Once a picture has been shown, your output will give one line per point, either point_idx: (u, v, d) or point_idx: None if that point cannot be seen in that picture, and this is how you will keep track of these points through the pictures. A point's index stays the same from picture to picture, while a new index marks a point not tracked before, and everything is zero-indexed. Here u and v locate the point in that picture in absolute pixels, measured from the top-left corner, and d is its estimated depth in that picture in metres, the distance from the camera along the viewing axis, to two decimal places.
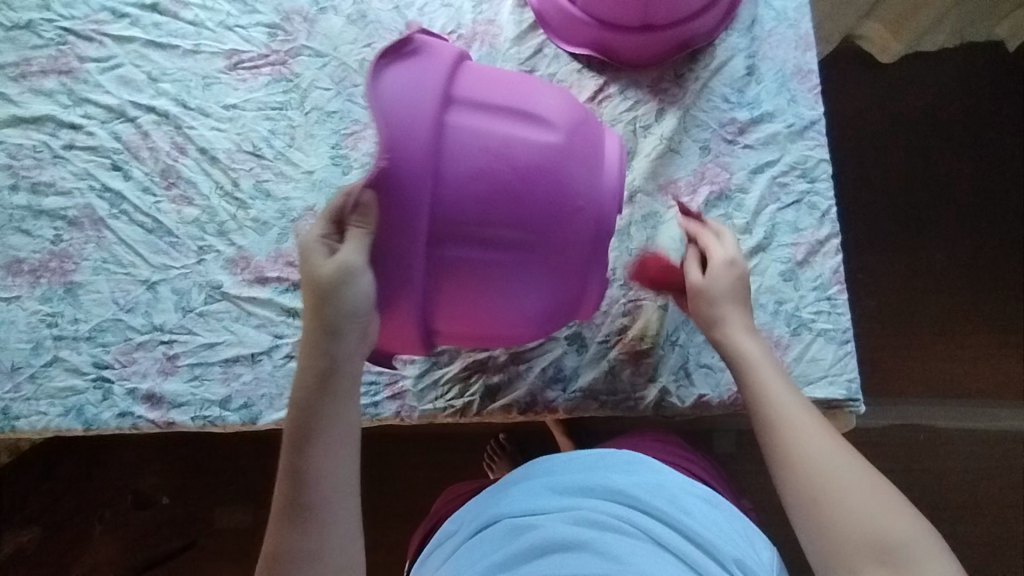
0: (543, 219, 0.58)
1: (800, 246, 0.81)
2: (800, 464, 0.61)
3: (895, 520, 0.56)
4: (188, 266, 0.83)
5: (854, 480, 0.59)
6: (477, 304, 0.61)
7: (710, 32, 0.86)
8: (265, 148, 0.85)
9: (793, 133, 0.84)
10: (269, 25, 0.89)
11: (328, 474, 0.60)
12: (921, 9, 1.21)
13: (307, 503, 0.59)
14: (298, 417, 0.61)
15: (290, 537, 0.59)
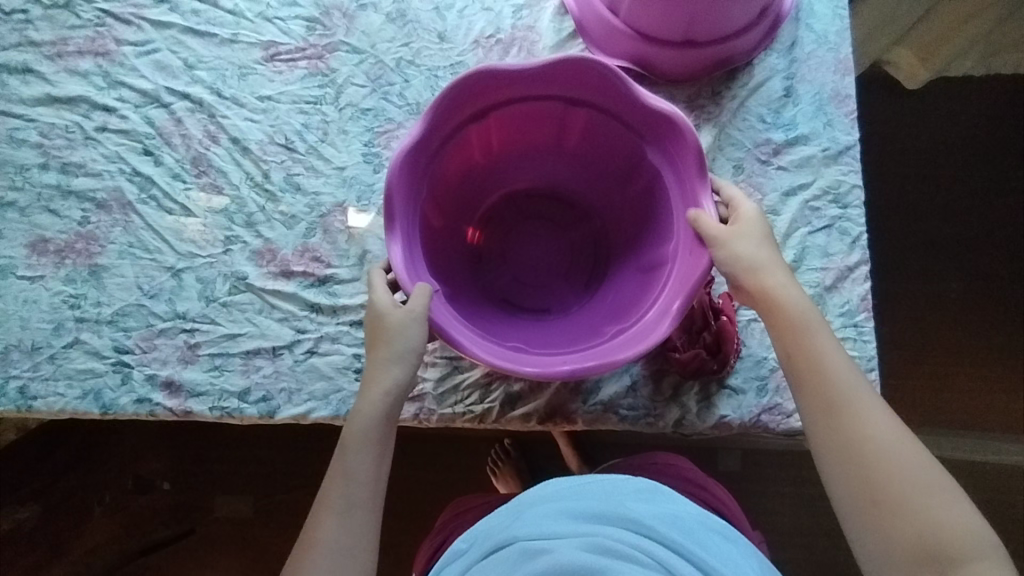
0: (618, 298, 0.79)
1: (829, 271, 0.80)
2: (860, 467, 0.61)
3: (954, 523, 0.59)
4: (214, 256, 0.82)
5: (919, 479, 0.60)
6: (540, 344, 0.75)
7: (749, 51, 0.85)
8: (297, 142, 0.85)
9: (828, 158, 0.83)
10: (308, 19, 0.88)
11: (358, 474, 0.66)
12: (950, 40, 1.22)
13: (344, 509, 0.66)
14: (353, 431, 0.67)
15: (327, 533, 0.65)
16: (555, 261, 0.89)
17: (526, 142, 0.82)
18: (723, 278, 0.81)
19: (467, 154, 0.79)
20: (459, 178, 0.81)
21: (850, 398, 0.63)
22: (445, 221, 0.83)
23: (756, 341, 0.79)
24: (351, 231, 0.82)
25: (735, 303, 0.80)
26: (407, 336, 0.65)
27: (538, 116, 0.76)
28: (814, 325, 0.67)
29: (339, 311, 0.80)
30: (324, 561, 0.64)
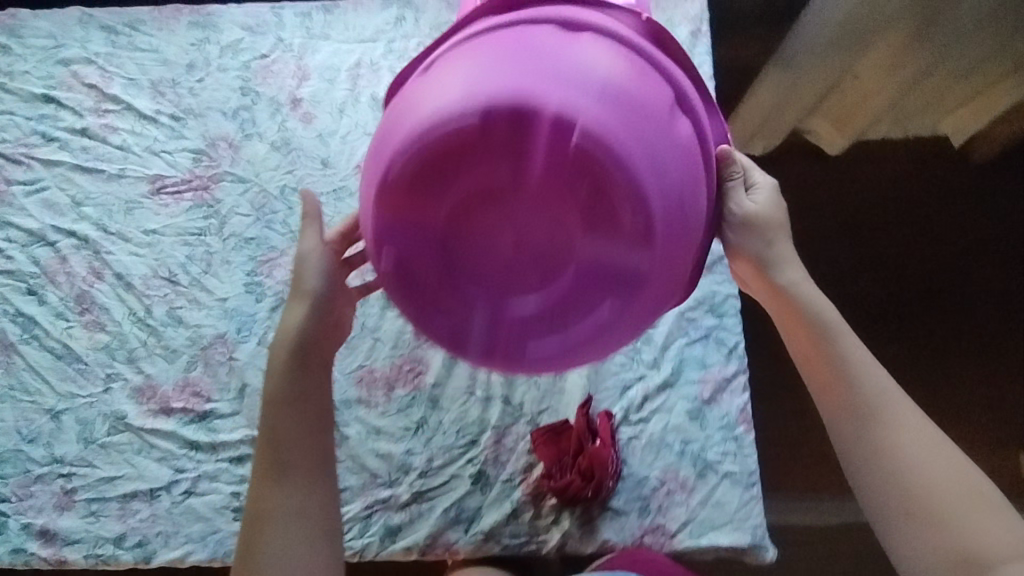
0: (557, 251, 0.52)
1: (707, 383, 0.81)
2: (896, 480, 0.56)
3: (998, 544, 0.53)
4: (94, 395, 0.82)
5: (953, 503, 0.54)
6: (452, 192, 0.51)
7: None
8: (180, 274, 0.86)
9: (701, 268, 0.84)
10: (194, 150, 0.91)
11: (285, 428, 0.61)
12: (861, 110, 1.27)
13: (272, 471, 0.60)
14: (271, 386, 0.62)
15: (261, 492, 0.60)
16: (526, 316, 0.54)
17: (594, 197, 0.49)
18: (603, 395, 0.81)
19: (515, 91, 0.47)
20: (480, 173, 0.50)
21: (883, 395, 0.59)
22: (394, 289, 0.54)
23: (637, 459, 0.78)
24: (232, 363, 0.82)
25: (614, 421, 0.80)
26: (309, 285, 0.64)
27: (649, 140, 0.50)
28: (837, 329, 0.62)
29: (218, 447, 0.80)
30: (269, 534, 0.59)
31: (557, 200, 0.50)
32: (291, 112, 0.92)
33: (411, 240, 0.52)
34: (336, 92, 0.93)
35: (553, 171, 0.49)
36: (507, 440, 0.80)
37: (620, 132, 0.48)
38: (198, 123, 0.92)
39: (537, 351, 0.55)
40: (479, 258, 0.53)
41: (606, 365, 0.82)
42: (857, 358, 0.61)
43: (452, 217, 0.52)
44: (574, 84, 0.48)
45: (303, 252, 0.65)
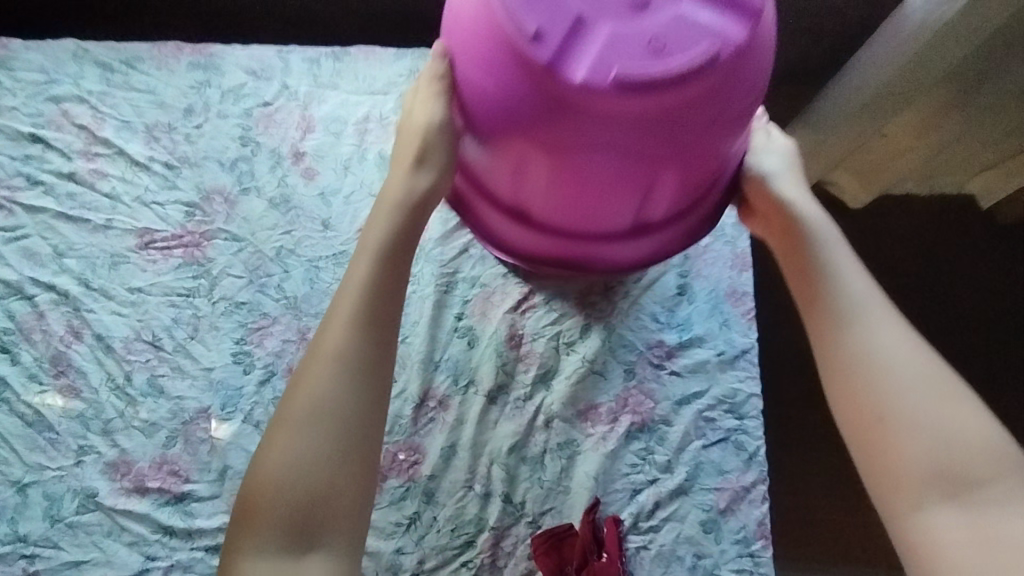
0: (613, 172, 0.57)
1: (723, 492, 0.75)
2: (880, 409, 0.58)
3: (989, 464, 0.55)
4: (64, 468, 0.76)
5: (945, 412, 0.56)
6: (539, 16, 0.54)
7: None
8: (164, 339, 0.80)
9: (723, 362, 0.79)
10: (188, 203, 0.85)
11: (332, 381, 0.58)
12: (886, 168, 1.18)
13: (320, 414, 0.57)
14: (345, 311, 0.60)
15: (298, 425, 0.57)
16: (579, 192, 0.60)
17: (684, 129, 0.55)
18: (611, 498, 0.75)
19: (643, 27, 0.54)
20: (598, 57, 0.53)
21: (870, 310, 0.61)
22: (471, 43, 0.57)
23: (646, 572, 0.73)
24: (213, 442, 0.77)
25: (622, 528, 0.74)
26: (425, 172, 0.64)
27: (748, 87, 0.57)
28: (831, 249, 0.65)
29: (194, 534, 0.74)
30: (319, 436, 0.57)
31: (648, 133, 0.55)
32: (292, 166, 0.86)
33: (523, 90, 0.55)
34: (342, 147, 0.87)
35: (666, 100, 0.53)
36: (506, 542, 0.74)
37: (732, 68, 0.54)
38: (194, 173, 0.86)
39: (549, 219, 0.65)
40: (573, 144, 0.55)
41: (616, 465, 0.76)
42: (847, 287, 0.62)
43: (572, 98, 0.53)
44: (696, 22, 0.54)
45: (422, 127, 0.63)
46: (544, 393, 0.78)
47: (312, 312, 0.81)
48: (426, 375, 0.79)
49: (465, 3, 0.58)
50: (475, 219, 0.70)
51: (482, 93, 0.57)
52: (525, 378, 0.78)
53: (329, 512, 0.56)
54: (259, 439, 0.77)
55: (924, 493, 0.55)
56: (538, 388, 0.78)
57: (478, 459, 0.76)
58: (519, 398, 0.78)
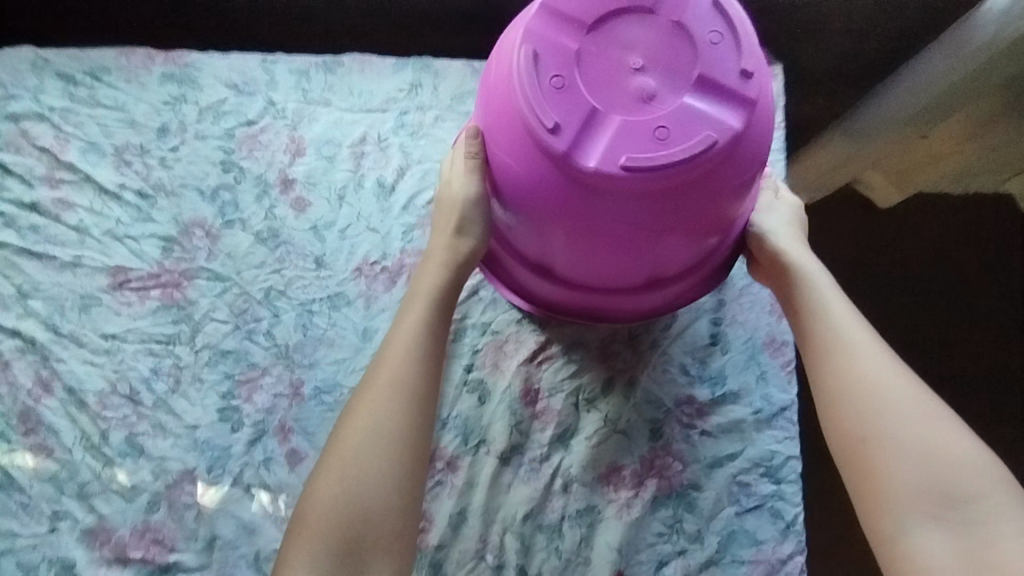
0: (621, 238, 0.59)
1: (758, 564, 0.69)
2: (863, 428, 0.57)
3: (969, 473, 0.53)
4: (38, 537, 0.69)
5: (920, 428, 0.55)
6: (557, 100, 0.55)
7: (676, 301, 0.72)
8: (143, 392, 0.73)
9: (759, 421, 0.72)
10: (165, 238, 0.77)
11: (392, 423, 0.56)
12: (929, 168, 1.00)
13: (375, 460, 0.55)
14: (401, 359, 0.59)
15: (353, 473, 0.54)
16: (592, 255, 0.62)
17: (688, 205, 0.57)
18: (635, 570, 0.69)
19: (651, 115, 0.55)
20: (608, 145, 0.55)
21: (851, 330, 0.61)
22: (496, 127, 0.59)
23: None
24: (200, 508, 0.70)
25: None
26: (467, 241, 0.65)
27: (745, 166, 0.58)
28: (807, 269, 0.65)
29: None
30: (373, 452, 0.55)
31: (652, 210, 0.56)
32: (281, 195, 0.78)
33: (543, 174, 0.57)
34: (336, 173, 0.78)
35: (669, 181, 0.54)
36: None
37: (730, 150, 0.55)
38: (170, 203, 0.78)
39: (572, 275, 0.67)
40: (585, 221, 0.58)
41: (641, 534, 0.70)
42: (830, 310, 0.62)
43: (583, 178, 0.55)
44: (699, 112, 0.55)
45: (461, 201, 0.64)
46: (562, 453, 0.71)
47: (306, 362, 0.73)
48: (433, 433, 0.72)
49: (490, 88, 0.60)
50: (505, 269, 0.72)
51: (505, 172, 0.60)
52: (542, 437, 0.72)
53: (375, 534, 0.53)
54: (249, 504, 0.70)
55: (912, 513, 0.53)
56: (556, 448, 0.71)
57: (490, 526, 0.70)
58: (535, 459, 0.71)
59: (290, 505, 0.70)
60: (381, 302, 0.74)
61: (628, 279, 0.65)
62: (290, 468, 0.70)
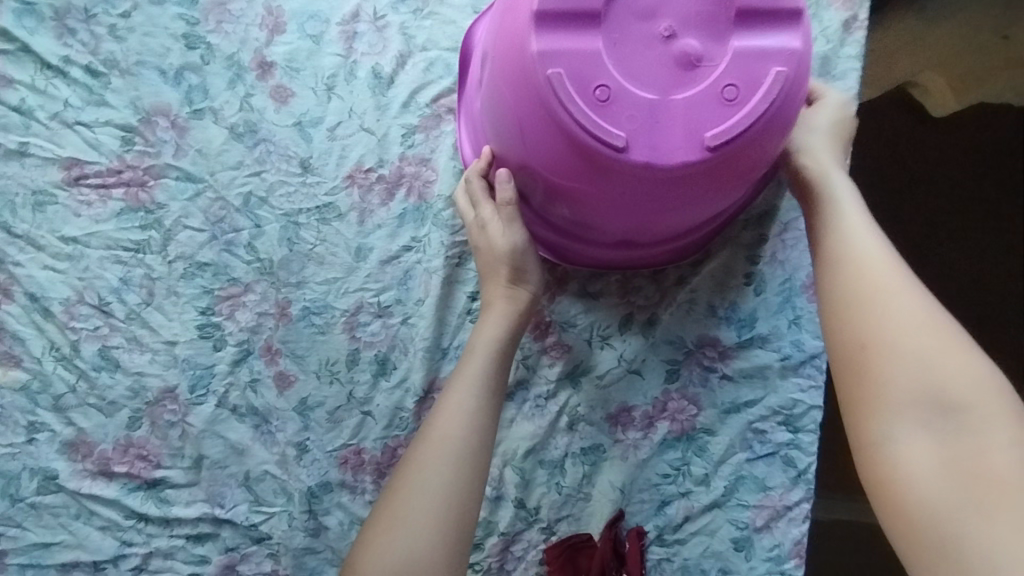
0: (717, 202, 0.51)
1: (762, 510, 0.67)
2: (857, 333, 0.49)
3: (970, 387, 0.44)
4: (16, 446, 0.66)
5: (929, 332, 0.46)
6: (603, 111, 0.45)
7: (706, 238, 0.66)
8: (113, 303, 0.66)
9: (786, 368, 0.67)
10: (123, 126, 0.65)
11: (427, 491, 0.50)
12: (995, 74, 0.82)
13: (426, 534, 0.49)
14: (450, 424, 0.52)
15: (388, 545, 0.49)
16: (677, 224, 0.53)
17: (775, 150, 0.49)
18: (636, 509, 0.67)
19: (707, 78, 0.45)
20: (683, 131, 0.45)
21: (857, 240, 0.53)
22: (543, 161, 0.48)
23: None
24: (185, 426, 0.66)
25: (646, 539, 0.67)
26: (527, 289, 0.58)
27: (807, 88, 0.49)
28: (825, 165, 0.57)
29: (173, 522, 0.66)
30: (440, 503, 0.50)
31: (737, 176, 0.48)
32: (258, 81, 0.65)
33: (625, 189, 0.47)
34: (323, 57, 0.66)
35: (762, 133, 0.45)
36: (516, 547, 0.67)
37: (801, 79, 0.46)
38: (127, 84, 0.66)
39: (644, 243, 0.59)
40: (682, 203, 0.49)
41: (646, 474, 0.67)
42: (846, 228, 0.54)
43: (676, 174, 0.45)
44: (761, 48, 0.45)
45: (509, 249, 0.57)
46: (570, 391, 0.67)
47: (293, 281, 0.66)
48: (431, 365, 0.65)
49: (519, 124, 0.48)
50: None
51: (570, 196, 0.50)
52: (549, 374, 0.67)
53: None
54: (237, 425, 0.66)
55: (892, 415, 0.45)
56: (564, 385, 0.67)
57: (490, 459, 0.67)
58: (540, 395, 0.67)
59: (279, 428, 0.66)
60: (376, 218, 0.65)
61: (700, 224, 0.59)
62: (279, 390, 0.66)
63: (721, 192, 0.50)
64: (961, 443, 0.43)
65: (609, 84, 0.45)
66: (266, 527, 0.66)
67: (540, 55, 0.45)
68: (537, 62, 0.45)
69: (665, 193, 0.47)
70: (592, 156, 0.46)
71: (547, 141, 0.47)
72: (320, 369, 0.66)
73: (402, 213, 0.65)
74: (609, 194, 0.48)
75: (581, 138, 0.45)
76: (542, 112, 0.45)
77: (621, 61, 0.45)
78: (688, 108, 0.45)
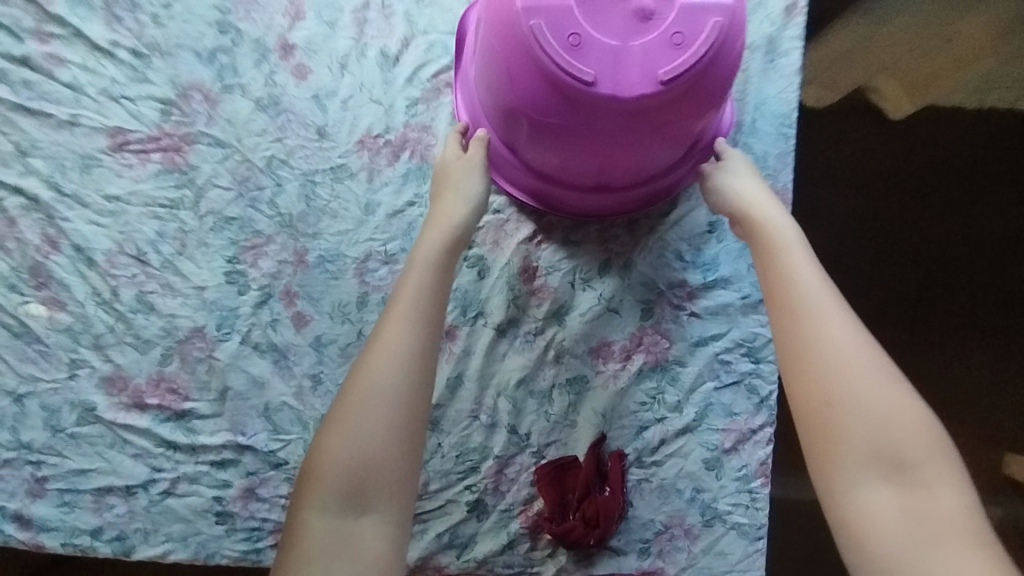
0: (674, 137, 0.60)
1: (730, 433, 0.76)
2: (819, 386, 0.55)
3: (914, 435, 0.53)
4: (58, 381, 0.74)
5: (877, 381, 0.55)
6: (574, 54, 0.54)
7: (676, 187, 0.74)
8: (150, 253, 0.75)
9: (746, 306, 0.76)
10: (162, 100, 0.75)
11: (374, 389, 0.57)
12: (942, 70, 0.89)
13: (373, 425, 0.57)
14: (392, 330, 0.59)
15: (341, 432, 0.57)
16: (642, 160, 0.62)
17: (721, 91, 0.58)
18: (617, 434, 0.75)
19: (661, 26, 0.54)
20: (640, 69, 0.54)
21: (812, 293, 0.59)
22: (526, 100, 0.58)
23: (645, 503, 0.75)
24: (212, 362, 0.74)
25: (626, 461, 0.75)
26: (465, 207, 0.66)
27: (746, 38, 0.58)
28: (766, 220, 0.64)
29: (199, 449, 0.73)
30: (383, 398, 0.57)
31: (688, 112, 0.57)
32: (281, 61, 0.76)
33: (594, 122, 0.56)
34: (337, 41, 0.76)
35: (706, 71, 0.55)
36: (510, 470, 0.75)
37: (739, 27, 0.56)
38: (166, 64, 0.76)
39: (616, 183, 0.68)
40: (643, 136, 0.58)
41: (626, 402, 0.76)
42: (799, 282, 0.60)
43: (635, 106, 0.55)
44: (703, 2, 0.54)
45: (460, 167, 0.68)
46: (556, 328, 0.75)
47: (310, 232, 0.75)
48: None
49: (507, 69, 0.57)
50: (507, 175, 0.73)
51: (550, 132, 0.59)
52: (537, 313, 0.75)
53: (368, 487, 0.56)
54: (258, 361, 0.74)
55: (857, 470, 0.53)
56: (550, 323, 0.75)
57: (485, 390, 0.75)
58: (530, 332, 0.75)
59: (297, 362, 0.74)
60: (384, 177, 0.75)
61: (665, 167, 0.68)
62: (297, 329, 0.74)
63: (677, 128, 0.59)
64: (914, 491, 0.51)
65: (578, 32, 0.54)
66: (284, 453, 0.73)
67: (522, 9, 0.54)
68: (521, 14, 0.54)
69: (628, 125, 0.56)
70: (566, 92, 0.55)
71: (529, 82, 0.56)
72: (334, 310, 0.74)
73: (406, 172, 0.75)
74: (580, 127, 0.57)
75: (556, 77, 0.54)
76: (525, 56, 0.55)
77: (589, 14, 0.55)
78: (643, 52, 0.54)
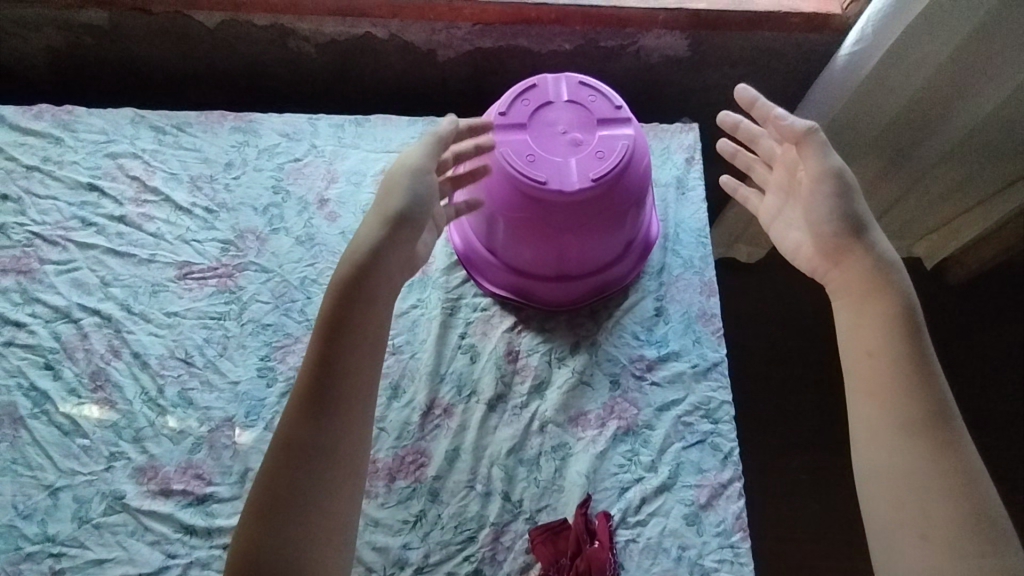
0: (607, 221, 0.83)
1: (703, 488, 0.84)
2: (889, 483, 0.64)
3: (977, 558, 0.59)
4: (94, 473, 0.82)
5: (960, 499, 0.61)
6: (531, 167, 0.79)
7: (624, 278, 0.94)
8: (196, 356, 0.89)
9: (697, 373, 0.90)
10: (223, 241, 0.98)
11: (293, 489, 0.64)
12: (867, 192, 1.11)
13: (291, 522, 0.62)
14: (294, 425, 0.66)
15: (265, 530, 0.62)
16: (588, 241, 0.84)
17: (636, 189, 0.83)
18: (601, 496, 0.83)
19: (587, 148, 0.81)
20: (576, 174, 0.79)
21: (931, 406, 0.65)
22: (501, 200, 0.82)
23: (635, 563, 0.79)
24: (236, 447, 0.84)
25: (612, 522, 0.81)
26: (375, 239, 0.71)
27: (648, 157, 0.85)
28: (880, 292, 0.69)
29: (214, 533, 0.79)
30: (297, 494, 0.63)
31: (614, 202, 0.81)
32: (318, 210, 1.01)
33: (549, 210, 0.80)
34: (361, 195, 1.02)
35: (621, 174, 0.80)
36: (505, 537, 0.80)
37: (640, 149, 0.83)
38: (230, 216, 1.00)
39: (572, 267, 0.89)
40: (585, 219, 0.81)
41: (606, 465, 0.85)
42: (895, 369, 0.66)
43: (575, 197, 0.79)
44: (613, 133, 0.82)
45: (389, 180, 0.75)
46: (538, 401, 0.88)
47: None
48: (433, 385, 0.88)
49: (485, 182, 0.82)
50: (489, 274, 0.93)
51: (519, 223, 0.82)
52: (521, 389, 0.89)
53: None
54: None
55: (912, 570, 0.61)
56: (533, 397, 0.88)
57: (479, 461, 0.84)
58: (516, 406, 0.88)
59: None
60: None
61: (609, 253, 0.90)
62: None
63: (608, 214, 0.82)
64: None
65: (531, 154, 0.80)
66: None
67: (493, 142, 0.81)
68: (493, 146, 0.81)
69: (573, 211, 0.80)
70: (527, 190, 0.79)
71: (501, 187, 0.81)
72: None
73: (410, 283, 0.95)
74: (540, 215, 0.81)
75: (519, 181, 0.79)
76: (497, 170, 0.80)
77: (538, 143, 0.81)
78: (577, 163, 0.80)
